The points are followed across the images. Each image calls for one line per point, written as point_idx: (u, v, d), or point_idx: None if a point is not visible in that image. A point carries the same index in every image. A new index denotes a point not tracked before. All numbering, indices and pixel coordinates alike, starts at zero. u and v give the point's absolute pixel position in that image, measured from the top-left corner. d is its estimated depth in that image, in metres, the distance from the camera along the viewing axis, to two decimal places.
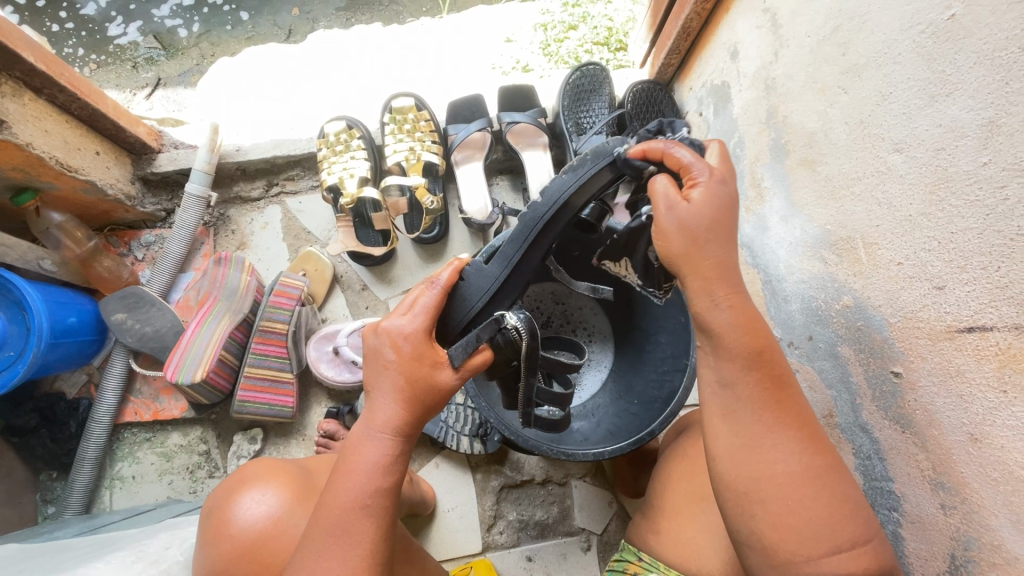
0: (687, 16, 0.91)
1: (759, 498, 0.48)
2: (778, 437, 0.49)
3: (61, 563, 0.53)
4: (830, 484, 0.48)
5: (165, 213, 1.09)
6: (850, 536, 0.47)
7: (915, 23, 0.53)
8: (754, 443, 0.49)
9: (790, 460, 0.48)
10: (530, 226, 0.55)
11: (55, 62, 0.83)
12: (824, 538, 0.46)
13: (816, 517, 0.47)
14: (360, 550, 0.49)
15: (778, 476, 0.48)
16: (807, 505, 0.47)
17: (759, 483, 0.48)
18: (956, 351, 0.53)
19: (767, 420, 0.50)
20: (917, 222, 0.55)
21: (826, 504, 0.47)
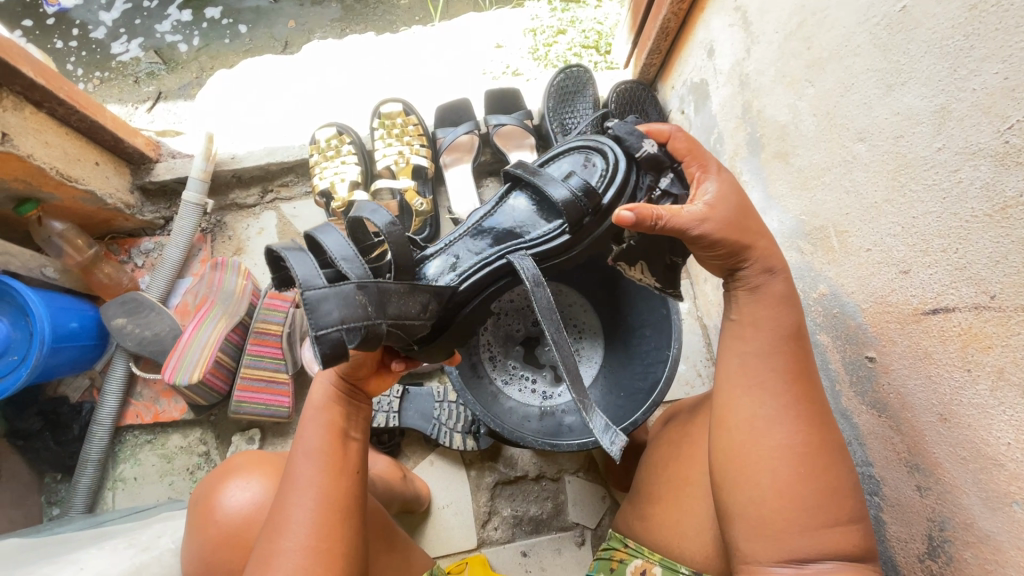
0: (665, 16, 0.93)
1: (771, 469, 0.49)
2: (798, 412, 0.51)
3: (57, 552, 0.55)
4: (833, 459, 0.50)
5: (164, 221, 1.12)
6: (844, 513, 0.48)
7: (871, 15, 0.54)
8: (776, 416, 0.51)
9: (808, 434, 0.50)
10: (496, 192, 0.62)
11: (54, 77, 0.86)
12: (824, 512, 0.48)
13: (820, 488, 0.49)
14: (311, 495, 0.50)
15: (794, 446, 0.49)
16: (818, 478, 0.49)
17: (778, 452, 0.49)
18: (924, 333, 0.54)
19: (791, 394, 0.51)
20: (881, 209, 0.57)
21: (832, 479, 0.49)
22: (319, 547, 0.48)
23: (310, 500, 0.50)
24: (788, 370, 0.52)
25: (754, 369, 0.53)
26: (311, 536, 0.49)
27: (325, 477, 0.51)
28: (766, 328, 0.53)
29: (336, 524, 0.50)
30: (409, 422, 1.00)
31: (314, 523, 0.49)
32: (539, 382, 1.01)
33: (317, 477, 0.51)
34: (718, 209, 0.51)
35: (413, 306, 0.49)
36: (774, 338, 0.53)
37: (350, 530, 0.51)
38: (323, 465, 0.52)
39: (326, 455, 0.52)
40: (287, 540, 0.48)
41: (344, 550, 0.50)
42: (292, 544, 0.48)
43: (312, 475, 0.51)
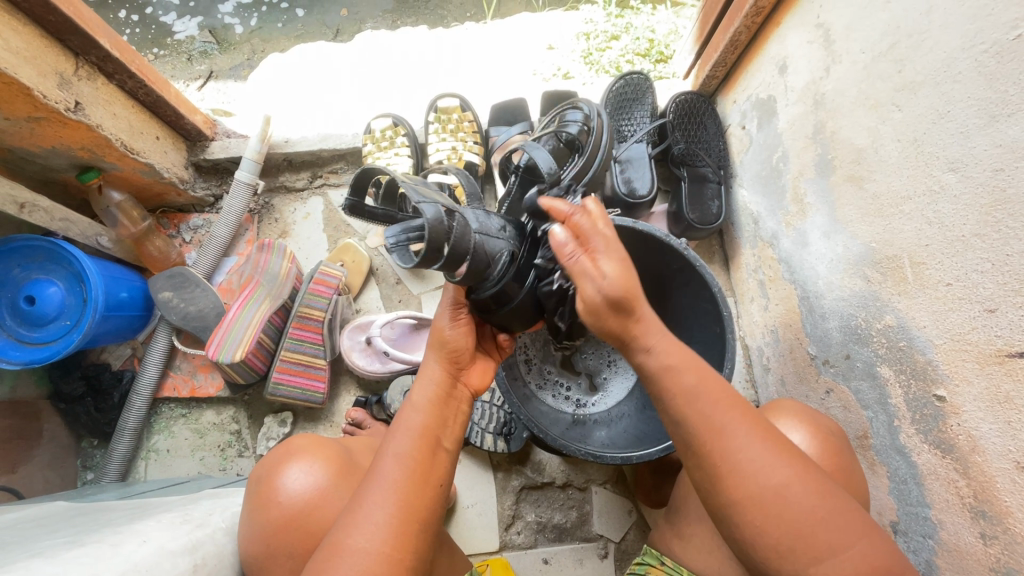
0: (736, 29, 0.91)
1: (738, 512, 0.49)
2: (747, 453, 0.49)
3: (110, 520, 0.55)
4: (793, 499, 0.48)
5: (213, 198, 1.13)
6: (828, 543, 0.47)
7: (978, 42, 0.52)
8: (724, 472, 0.49)
9: (765, 478, 0.48)
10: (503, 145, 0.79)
11: (127, 50, 0.87)
12: (804, 548, 0.47)
13: (790, 532, 0.47)
14: (391, 497, 0.50)
15: (754, 500, 0.48)
16: (788, 521, 0.47)
17: (733, 502, 0.49)
18: (1006, 377, 0.52)
19: (730, 439, 0.49)
20: (969, 243, 0.54)
21: (805, 513, 0.47)
22: (385, 552, 0.48)
23: (386, 503, 0.50)
24: (701, 403, 0.51)
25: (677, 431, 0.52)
26: (383, 542, 0.48)
27: (407, 482, 0.51)
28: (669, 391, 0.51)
29: (408, 532, 0.49)
30: None
31: (388, 528, 0.49)
32: (574, 390, 1.00)
33: (398, 480, 0.51)
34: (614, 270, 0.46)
35: (491, 226, 0.52)
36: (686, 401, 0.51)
37: (422, 539, 0.50)
38: (407, 468, 0.52)
39: (411, 459, 0.52)
40: (360, 539, 0.48)
41: (414, 559, 0.49)
42: (361, 544, 0.48)
43: (394, 477, 0.51)
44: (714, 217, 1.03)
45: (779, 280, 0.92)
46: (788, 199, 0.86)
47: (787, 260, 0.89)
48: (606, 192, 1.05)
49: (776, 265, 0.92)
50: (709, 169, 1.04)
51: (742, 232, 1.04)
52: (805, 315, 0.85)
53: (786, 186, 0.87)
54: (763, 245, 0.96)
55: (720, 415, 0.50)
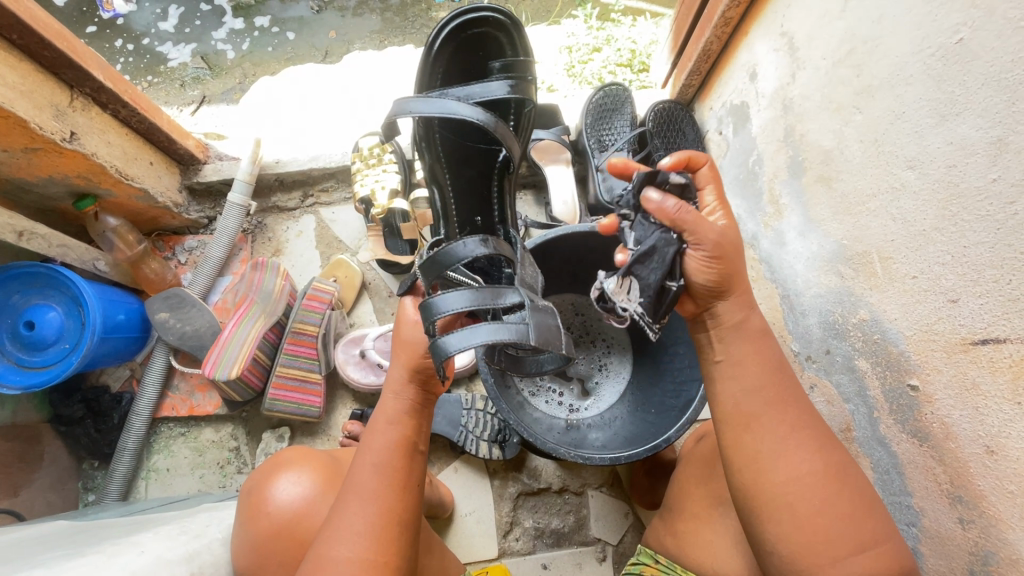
0: (707, 39, 0.94)
1: (794, 497, 0.50)
2: (803, 439, 0.51)
3: (109, 535, 0.57)
4: (839, 483, 0.50)
5: (207, 220, 1.16)
6: (870, 532, 0.49)
7: (926, 46, 0.55)
8: (786, 451, 0.51)
9: (819, 457, 0.51)
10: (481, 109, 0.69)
11: (120, 80, 0.90)
12: (849, 537, 0.48)
13: (837, 518, 0.49)
14: (371, 505, 0.52)
15: (805, 479, 0.50)
16: (834, 501, 0.49)
17: (788, 487, 0.50)
18: (972, 364, 0.54)
19: (792, 421, 0.52)
20: (930, 237, 0.57)
21: (847, 500, 0.49)
22: (370, 557, 0.50)
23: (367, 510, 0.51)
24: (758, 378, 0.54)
25: (744, 405, 0.53)
26: (365, 549, 0.50)
27: (384, 489, 0.53)
28: (736, 362, 0.55)
29: (391, 536, 0.52)
30: (437, 427, 1.02)
31: (369, 534, 0.51)
32: (566, 396, 1.01)
33: (378, 488, 0.53)
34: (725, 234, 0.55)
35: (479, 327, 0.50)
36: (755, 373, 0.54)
37: (403, 545, 0.53)
38: (383, 476, 0.54)
39: (388, 467, 0.54)
40: (343, 547, 0.50)
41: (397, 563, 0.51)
42: (345, 552, 0.50)
43: (372, 485, 0.53)
44: None
45: (761, 279, 0.94)
46: (766, 201, 0.89)
47: (767, 260, 0.91)
48: (590, 201, 1.08)
49: (758, 265, 0.94)
50: None
51: None
52: (787, 313, 0.87)
53: (762, 188, 0.90)
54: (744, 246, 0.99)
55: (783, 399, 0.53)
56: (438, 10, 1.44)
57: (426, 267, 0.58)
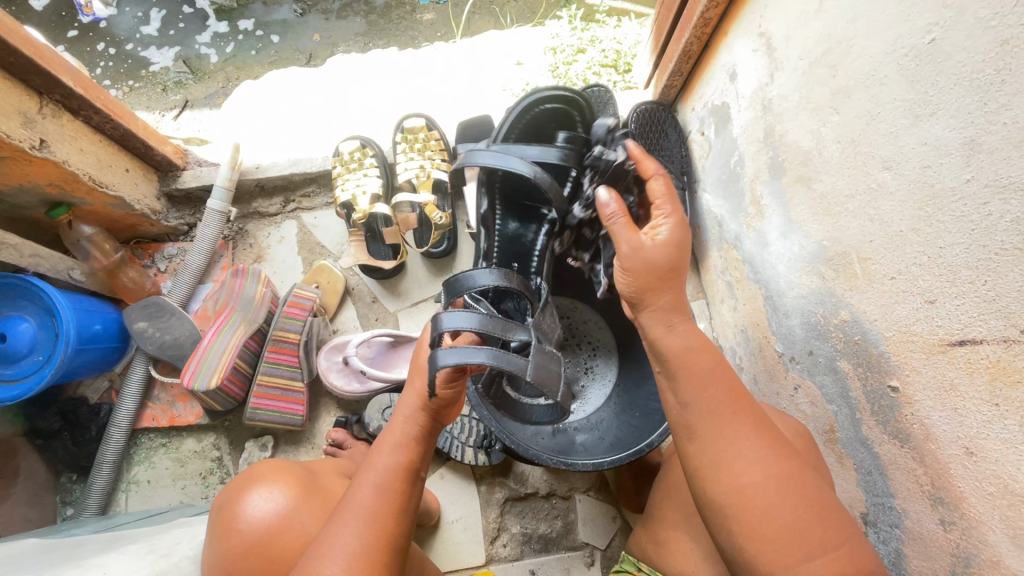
0: (688, 40, 0.94)
1: (739, 507, 0.50)
2: (747, 447, 0.51)
3: (77, 555, 0.55)
4: (802, 486, 0.50)
5: (187, 226, 1.14)
6: (828, 540, 0.47)
7: (899, 46, 0.55)
8: (740, 449, 0.52)
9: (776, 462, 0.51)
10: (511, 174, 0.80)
11: (92, 86, 0.89)
12: (797, 545, 0.47)
13: (794, 517, 0.48)
14: (365, 525, 0.52)
15: (762, 476, 0.50)
16: (792, 502, 0.49)
17: (730, 497, 0.50)
18: (949, 365, 0.53)
19: (735, 431, 0.53)
20: (907, 237, 0.56)
21: (797, 508, 0.48)
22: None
23: (361, 528, 0.51)
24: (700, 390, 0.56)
25: (689, 417, 0.56)
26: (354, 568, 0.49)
27: (381, 507, 0.53)
28: (687, 375, 0.57)
29: (383, 558, 0.51)
30: None
31: (359, 553, 0.50)
32: None
33: (375, 508, 0.53)
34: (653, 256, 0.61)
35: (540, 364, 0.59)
36: (703, 384, 0.56)
37: (394, 566, 0.52)
38: (384, 494, 0.54)
39: (389, 487, 0.55)
40: (330, 564, 0.49)
41: None
42: (335, 570, 0.49)
43: (371, 502, 0.53)
44: None
45: (745, 280, 0.94)
46: (748, 201, 0.89)
47: (750, 260, 0.91)
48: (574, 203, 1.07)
49: (742, 266, 0.94)
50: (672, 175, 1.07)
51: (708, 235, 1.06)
52: (771, 314, 0.87)
53: (744, 188, 0.89)
54: (728, 247, 0.98)
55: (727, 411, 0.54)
56: (423, 12, 1.43)
57: (490, 322, 0.57)
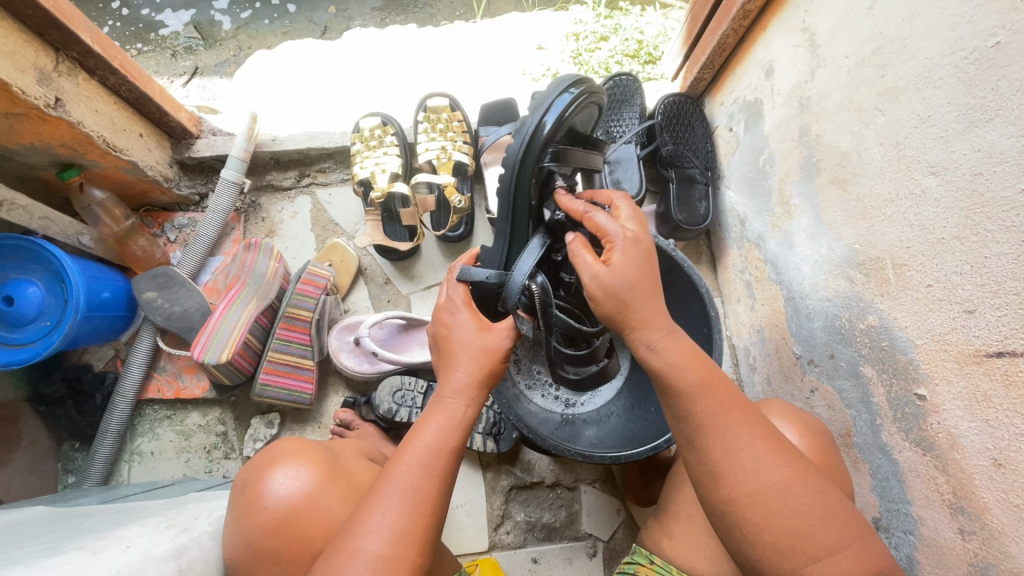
0: (724, 32, 0.92)
1: (741, 519, 0.50)
2: (746, 456, 0.50)
3: (92, 526, 0.54)
4: (795, 495, 0.49)
5: (199, 197, 1.11)
6: (827, 542, 0.48)
7: (958, 49, 0.53)
8: (728, 467, 0.50)
9: (767, 474, 0.49)
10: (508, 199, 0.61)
11: (110, 46, 0.86)
12: (804, 549, 0.48)
13: (788, 530, 0.48)
14: (403, 504, 0.52)
15: (761, 490, 0.49)
16: (790, 514, 0.48)
17: (729, 507, 0.50)
18: (984, 376, 0.53)
19: (730, 442, 0.51)
20: (949, 245, 0.56)
21: (803, 514, 0.48)
22: (403, 552, 0.50)
23: (405, 506, 0.51)
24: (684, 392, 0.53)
25: (685, 427, 0.53)
26: (393, 545, 0.50)
27: (424, 486, 0.53)
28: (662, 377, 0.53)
29: (420, 535, 0.51)
30: None
31: (403, 532, 0.51)
32: (563, 390, 0.98)
33: (414, 486, 0.53)
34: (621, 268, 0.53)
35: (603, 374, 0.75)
36: (688, 400, 0.52)
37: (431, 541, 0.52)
38: (431, 473, 0.54)
39: (435, 465, 0.54)
40: (369, 543, 0.50)
41: (420, 557, 0.51)
42: (379, 547, 0.50)
43: (417, 481, 0.53)
44: (703, 218, 1.04)
45: (766, 280, 0.93)
46: (775, 201, 0.88)
47: (773, 260, 0.90)
48: None
49: (763, 266, 0.93)
50: (697, 171, 1.05)
51: (729, 233, 1.05)
52: (791, 315, 0.86)
53: (772, 187, 0.88)
54: (749, 246, 0.98)
55: (729, 416, 0.52)
56: None
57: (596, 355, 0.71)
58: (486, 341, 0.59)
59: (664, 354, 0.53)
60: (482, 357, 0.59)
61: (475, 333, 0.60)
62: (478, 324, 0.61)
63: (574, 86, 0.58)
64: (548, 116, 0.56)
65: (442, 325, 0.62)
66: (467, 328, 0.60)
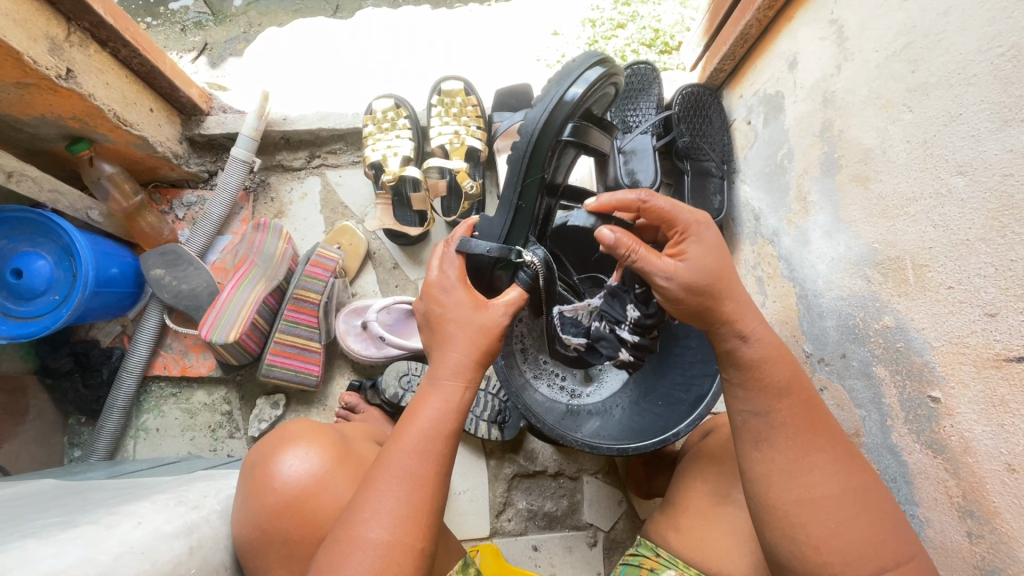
0: (747, 22, 0.90)
1: (792, 517, 0.51)
2: (822, 462, 0.52)
3: (102, 500, 0.54)
4: (865, 502, 0.51)
5: (208, 174, 1.11)
6: (893, 553, 0.49)
7: (995, 45, 0.52)
8: (801, 470, 0.52)
9: (831, 484, 0.51)
10: (515, 166, 0.66)
11: (122, 17, 0.84)
12: (869, 557, 0.49)
13: (856, 535, 0.50)
14: (404, 489, 0.52)
15: (823, 498, 0.51)
16: (850, 523, 0.50)
17: (800, 506, 0.51)
18: (1003, 381, 0.52)
19: (806, 446, 0.53)
20: (974, 247, 0.55)
21: (868, 523, 0.50)
22: (405, 539, 0.50)
23: (405, 493, 0.51)
24: (802, 422, 0.53)
25: (759, 423, 0.54)
26: (392, 530, 0.50)
27: (425, 469, 0.53)
28: (763, 388, 0.54)
29: (421, 521, 0.51)
30: None
31: (404, 517, 0.51)
32: (569, 380, 0.98)
33: (414, 472, 0.52)
34: (693, 280, 0.53)
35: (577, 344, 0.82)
36: (773, 395, 0.54)
37: (432, 526, 0.52)
38: (428, 457, 0.53)
39: (432, 448, 0.54)
40: (369, 528, 0.50)
41: (421, 544, 0.51)
42: (380, 534, 0.50)
43: (416, 468, 0.53)
44: (715, 212, 1.02)
45: (778, 277, 0.92)
46: (792, 197, 0.86)
47: (787, 257, 0.89)
48: (609, 183, 1.05)
49: (777, 262, 0.92)
50: (712, 164, 1.04)
51: (742, 228, 1.03)
52: (803, 313, 0.85)
53: (790, 183, 0.87)
54: (763, 242, 0.97)
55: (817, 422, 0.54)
56: None
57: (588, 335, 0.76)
58: (486, 319, 0.59)
59: (756, 345, 0.55)
60: (478, 335, 0.58)
61: (467, 310, 0.59)
62: (474, 302, 0.60)
63: (597, 63, 0.65)
64: (575, 87, 0.64)
65: (435, 303, 0.61)
66: (462, 305, 0.60)
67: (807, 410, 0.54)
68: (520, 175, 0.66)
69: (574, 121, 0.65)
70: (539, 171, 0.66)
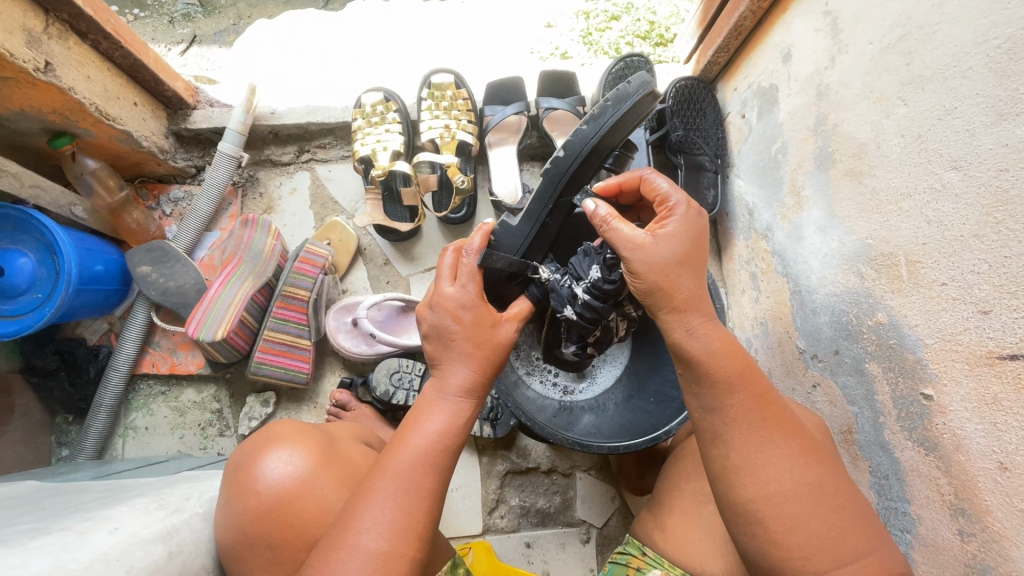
0: (741, 13, 0.89)
1: (748, 514, 0.50)
2: (776, 454, 0.50)
3: (82, 503, 0.53)
4: (823, 496, 0.49)
5: (195, 169, 1.09)
6: (852, 547, 0.48)
7: (990, 37, 0.51)
8: (755, 466, 0.50)
9: (788, 477, 0.50)
10: (552, 183, 0.66)
11: (103, 8, 0.82)
12: (827, 551, 0.48)
13: (813, 529, 0.48)
14: (397, 496, 0.51)
15: (775, 494, 0.49)
16: (814, 515, 0.49)
17: (755, 500, 0.50)
18: (995, 378, 0.52)
19: (761, 439, 0.51)
20: (967, 243, 0.54)
21: (828, 516, 0.49)
22: (397, 548, 0.49)
23: (402, 502, 0.50)
24: (758, 414, 0.52)
25: (714, 420, 0.53)
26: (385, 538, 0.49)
27: (420, 476, 0.52)
28: (712, 382, 0.53)
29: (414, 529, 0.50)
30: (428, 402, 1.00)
31: (399, 525, 0.50)
32: (562, 376, 0.97)
33: (408, 479, 0.52)
34: (655, 255, 0.56)
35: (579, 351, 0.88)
36: (723, 390, 0.53)
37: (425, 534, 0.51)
38: (425, 465, 0.53)
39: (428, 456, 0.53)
40: (360, 535, 0.49)
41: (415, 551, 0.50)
42: (372, 541, 0.48)
43: (417, 476, 0.52)
44: (709, 208, 1.02)
45: (772, 272, 0.91)
46: (786, 192, 0.85)
47: (781, 252, 0.88)
48: None
49: (770, 257, 0.91)
50: (706, 158, 1.03)
51: (736, 223, 1.03)
52: (797, 309, 0.84)
53: (784, 177, 0.86)
54: (757, 237, 0.96)
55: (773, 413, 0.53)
56: None
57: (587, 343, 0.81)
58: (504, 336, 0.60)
59: (704, 338, 0.55)
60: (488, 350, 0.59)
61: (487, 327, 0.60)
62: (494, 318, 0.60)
63: (650, 99, 0.66)
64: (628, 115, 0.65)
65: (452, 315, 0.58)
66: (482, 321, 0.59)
67: (759, 403, 0.53)
68: (557, 192, 0.67)
69: (613, 149, 0.68)
70: (573, 190, 0.68)
